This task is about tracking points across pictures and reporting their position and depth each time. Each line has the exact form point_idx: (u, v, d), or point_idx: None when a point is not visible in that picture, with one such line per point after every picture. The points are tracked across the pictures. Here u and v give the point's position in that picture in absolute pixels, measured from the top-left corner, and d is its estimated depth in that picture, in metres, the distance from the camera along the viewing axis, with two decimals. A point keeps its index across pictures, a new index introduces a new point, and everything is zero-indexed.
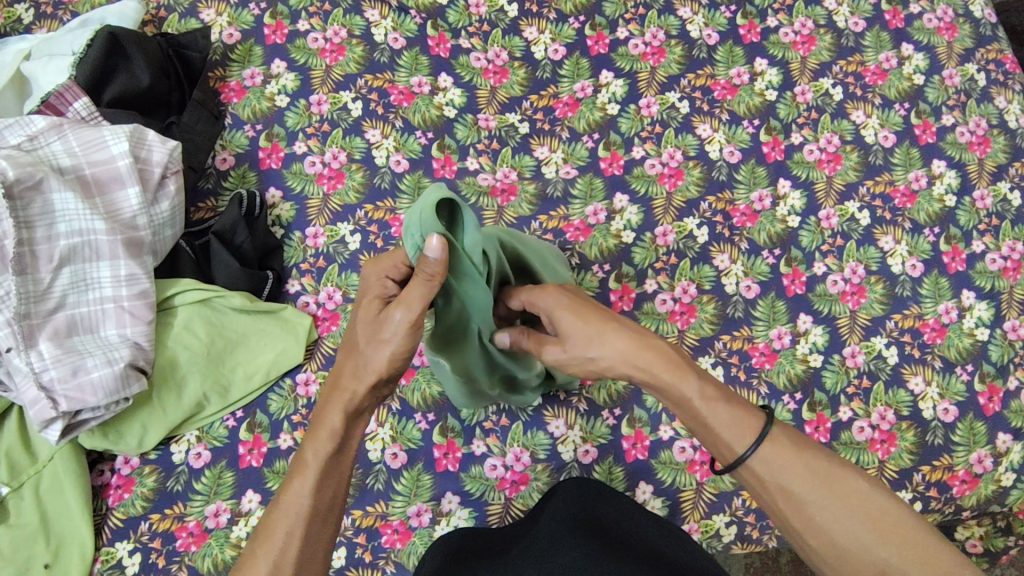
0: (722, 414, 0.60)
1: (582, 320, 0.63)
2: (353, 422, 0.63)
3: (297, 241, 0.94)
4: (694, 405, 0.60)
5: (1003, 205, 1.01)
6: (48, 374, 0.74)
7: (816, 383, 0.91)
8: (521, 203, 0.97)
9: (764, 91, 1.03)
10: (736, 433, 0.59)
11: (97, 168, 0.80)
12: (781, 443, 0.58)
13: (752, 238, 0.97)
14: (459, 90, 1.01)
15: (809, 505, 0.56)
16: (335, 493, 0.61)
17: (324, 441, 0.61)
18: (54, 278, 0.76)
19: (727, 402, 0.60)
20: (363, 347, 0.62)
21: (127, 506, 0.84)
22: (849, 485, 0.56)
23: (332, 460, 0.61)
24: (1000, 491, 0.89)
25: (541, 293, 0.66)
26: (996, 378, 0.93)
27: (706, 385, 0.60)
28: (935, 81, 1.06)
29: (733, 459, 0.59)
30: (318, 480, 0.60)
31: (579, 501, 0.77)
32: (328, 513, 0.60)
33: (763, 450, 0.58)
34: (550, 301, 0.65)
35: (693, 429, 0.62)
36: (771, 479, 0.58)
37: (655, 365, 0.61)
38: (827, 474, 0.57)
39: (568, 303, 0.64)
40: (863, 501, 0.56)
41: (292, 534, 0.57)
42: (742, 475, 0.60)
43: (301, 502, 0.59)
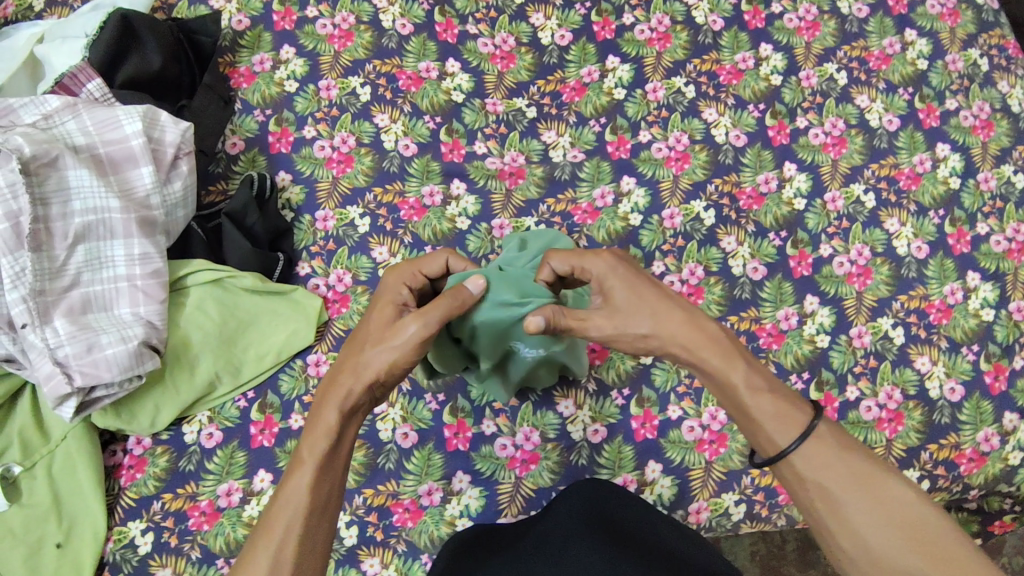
0: (767, 407, 0.61)
1: (636, 295, 0.66)
2: (349, 420, 0.63)
3: (307, 224, 0.95)
4: (740, 393, 0.62)
5: (1007, 187, 1.01)
6: (63, 350, 0.74)
7: (824, 362, 0.92)
8: (529, 185, 0.98)
9: (769, 76, 1.04)
10: (780, 427, 0.60)
11: (112, 148, 0.80)
12: (824, 439, 0.60)
13: (758, 221, 0.97)
14: (467, 75, 1.02)
15: (845, 506, 0.57)
16: (333, 490, 0.61)
17: (320, 438, 0.62)
18: (69, 255, 0.77)
19: (773, 395, 0.62)
20: (369, 347, 0.64)
21: (139, 486, 0.84)
22: (888, 491, 0.57)
23: (329, 458, 0.62)
24: (1008, 470, 0.90)
25: (592, 257, 0.67)
26: (1002, 357, 0.94)
27: (753, 374, 0.63)
28: (939, 66, 1.07)
29: (775, 453, 0.60)
30: (315, 478, 0.60)
31: (587, 499, 0.77)
32: (327, 507, 0.61)
33: (805, 447, 0.59)
34: (601, 265, 0.67)
35: (735, 418, 0.64)
36: (809, 475, 0.59)
37: (704, 351, 0.64)
38: (867, 479, 0.58)
39: (620, 268, 0.67)
40: (901, 508, 0.57)
41: (290, 531, 0.58)
42: (779, 470, 0.61)
43: (298, 496, 0.59)
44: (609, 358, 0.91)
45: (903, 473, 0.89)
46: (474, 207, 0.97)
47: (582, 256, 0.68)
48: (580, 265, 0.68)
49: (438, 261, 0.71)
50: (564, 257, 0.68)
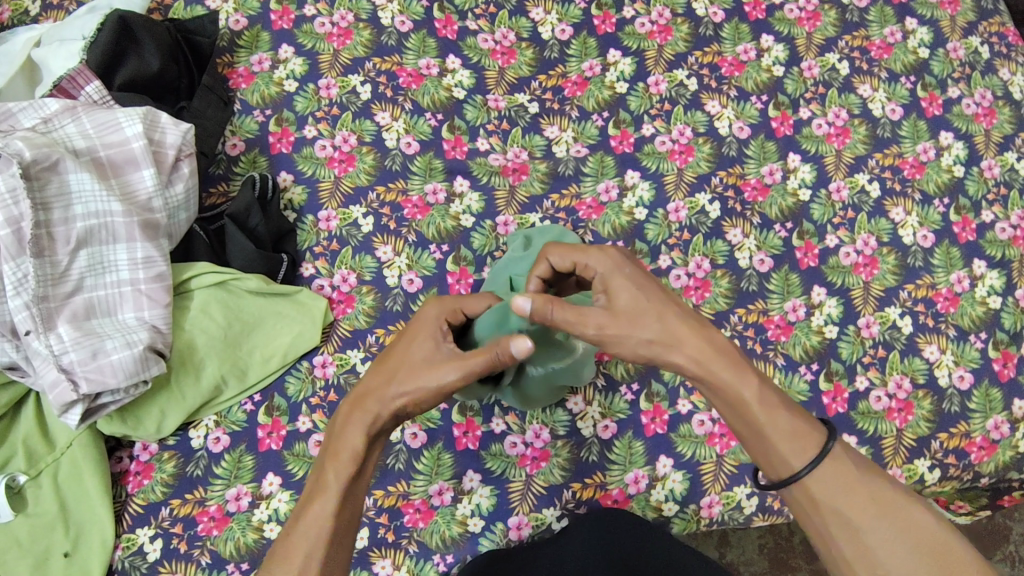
0: (783, 424, 0.61)
1: (639, 297, 0.65)
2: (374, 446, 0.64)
3: (310, 224, 0.94)
4: (754, 410, 0.62)
5: (1011, 174, 1.01)
6: (68, 357, 0.73)
7: (832, 353, 0.92)
8: (533, 182, 0.97)
9: (771, 67, 1.04)
10: (796, 447, 0.60)
11: (112, 151, 0.79)
12: (842, 462, 0.60)
13: (763, 212, 0.97)
14: (468, 71, 1.01)
15: (865, 535, 0.57)
16: (353, 516, 0.62)
17: (347, 463, 0.61)
18: (71, 260, 0.76)
19: (788, 412, 0.62)
20: (400, 379, 0.64)
21: (147, 492, 0.84)
22: (907, 516, 0.57)
23: (353, 483, 0.62)
24: (1018, 457, 0.90)
25: (595, 254, 0.68)
26: (1010, 344, 0.94)
27: (765, 389, 0.62)
28: (940, 55, 1.06)
29: (789, 474, 0.60)
30: (339, 505, 0.60)
31: (610, 533, 0.79)
32: (347, 533, 0.61)
33: (823, 471, 0.59)
34: (607, 263, 0.67)
35: (745, 437, 0.63)
36: (826, 502, 0.59)
37: (715, 365, 0.63)
38: (885, 506, 0.58)
39: (624, 266, 0.67)
40: (920, 533, 0.57)
41: (310, 559, 0.58)
42: (793, 495, 0.61)
43: (322, 524, 0.59)
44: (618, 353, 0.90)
45: (914, 463, 0.88)
46: (478, 204, 0.96)
47: (585, 250, 0.69)
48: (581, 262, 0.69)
49: (481, 303, 0.72)
50: (564, 251, 0.70)
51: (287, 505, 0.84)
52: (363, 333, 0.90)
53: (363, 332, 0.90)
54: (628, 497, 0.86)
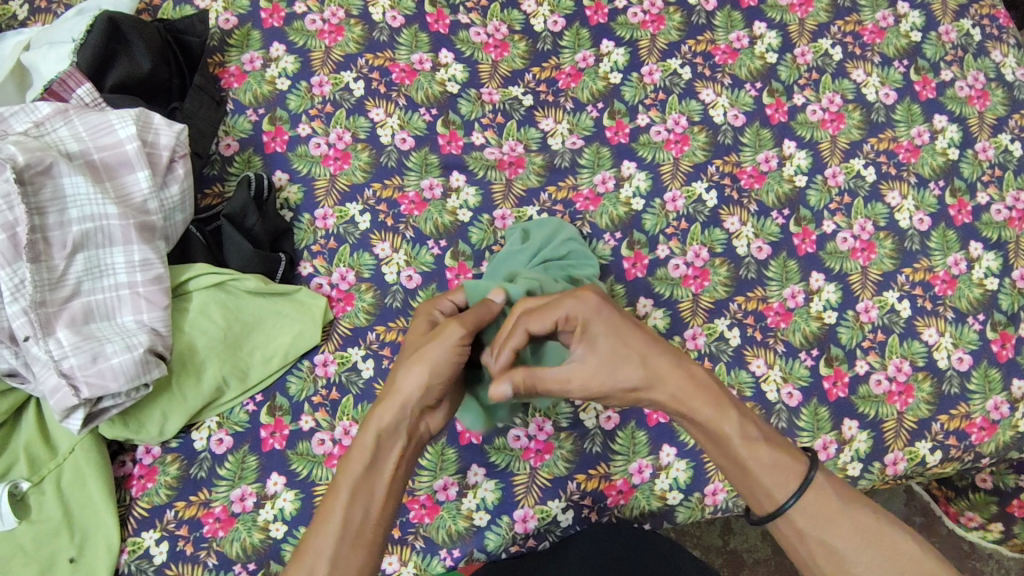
0: (766, 459, 0.63)
1: (619, 340, 0.65)
2: (390, 440, 0.64)
3: (307, 223, 0.94)
4: (735, 445, 0.64)
5: (1005, 155, 1.02)
6: (68, 362, 0.73)
7: (832, 339, 0.92)
8: (529, 174, 0.97)
9: (764, 54, 1.04)
10: (778, 481, 0.63)
11: (105, 153, 0.78)
12: (824, 491, 0.63)
13: (760, 200, 0.97)
14: (461, 66, 1.01)
15: (851, 562, 0.60)
16: (366, 516, 0.63)
17: (356, 462, 0.63)
18: (68, 264, 0.75)
19: (768, 446, 0.64)
20: (404, 363, 0.65)
21: (151, 495, 0.83)
22: (889, 540, 0.60)
23: (364, 480, 0.63)
24: (1018, 436, 0.91)
25: (571, 299, 0.65)
26: (1008, 325, 0.94)
27: (746, 425, 0.65)
28: (932, 38, 1.06)
29: (773, 507, 0.63)
30: (349, 501, 0.62)
31: (607, 540, 0.82)
32: (360, 531, 0.62)
33: (806, 501, 0.62)
34: (586, 307, 0.65)
35: (727, 469, 0.66)
36: (811, 532, 0.61)
37: (697, 404, 0.65)
38: (869, 531, 0.61)
39: (603, 310, 0.65)
40: (902, 556, 0.60)
41: (320, 559, 0.60)
42: (775, 524, 0.64)
43: (330, 523, 0.62)
44: None
45: (915, 445, 0.89)
46: (474, 198, 0.96)
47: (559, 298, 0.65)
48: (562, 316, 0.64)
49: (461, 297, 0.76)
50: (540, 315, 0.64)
51: (292, 505, 0.84)
52: (364, 331, 0.90)
53: (363, 329, 0.90)
54: (632, 487, 0.87)
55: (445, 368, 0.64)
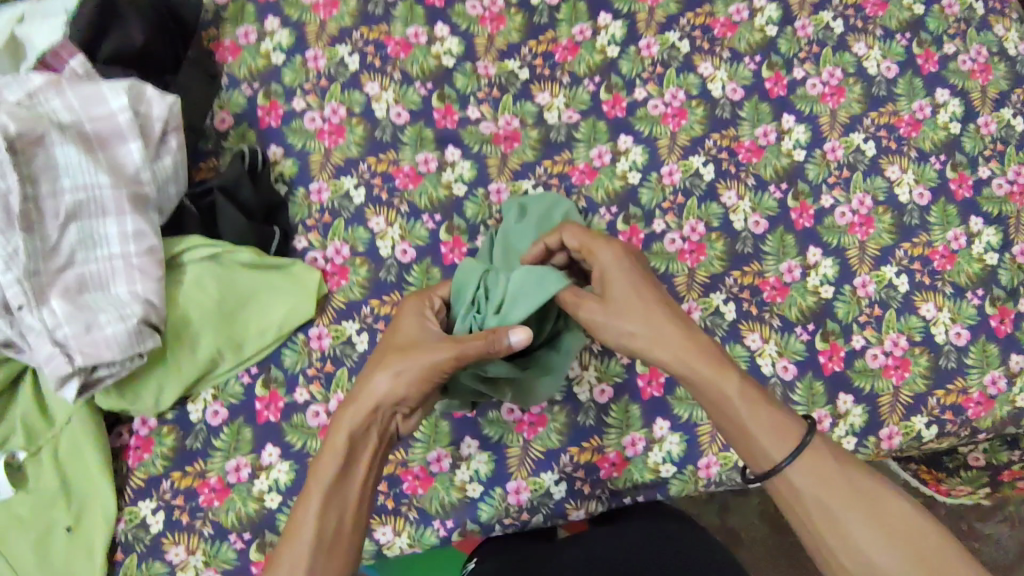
0: (765, 420, 0.63)
1: (631, 289, 0.69)
2: (360, 443, 0.66)
3: (301, 197, 0.94)
4: (735, 405, 0.63)
5: (1007, 130, 1.01)
6: (62, 331, 0.73)
7: (829, 313, 0.91)
8: (525, 149, 0.97)
9: (764, 27, 1.02)
10: (776, 441, 0.62)
11: (98, 124, 0.78)
12: (822, 454, 0.62)
13: (758, 173, 0.96)
14: (457, 39, 1.00)
15: (848, 525, 0.59)
16: (340, 520, 0.64)
17: (328, 466, 0.65)
18: (61, 234, 0.75)
19: (768, 407, 0.64)
20: (375, 368, 0.67)
21: (147, 466, 0.84)
22: (886, 504, 0.60)
23: (336, 484, 0.65)
24: (1016, 412, 0.90)
25: (600, 246, 0.72)
26: (1007, 300, 0.93)
27: (747, 386, 0.64)
28: (935, 11, 1.05)
29: (770, 467, 0.62)
30: (322, 508, 0.63)
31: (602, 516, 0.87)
32: (337, 535, 0.64)
33: (803, 462, 0.61)
34: (609, 256, 0.71)
35: (728, 432, 0.65)
36: (809, 493, 0.61)
37: (697, 365, 0.65)
38: (866, 493, 0.60)
39: (623, 262, 0.71)
40: (901, 522, 0.59)
41: (296, 564, 0.61)
42: (774, 486, 0.63)
43: (305, 528, 0.63)
44: None
45: (911, 419, 0.89)
46: (470, 172, 0.96)
47: (595, 238, 0.73)
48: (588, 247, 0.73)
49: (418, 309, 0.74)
50: (577, 232, 0.74)
51: (286, 475, 0.85)
52: (358, 305, 0.90)
53: (358, 303, 0.90)
54: (625, 460, 0.87)
55: (411, 378, 0.67)
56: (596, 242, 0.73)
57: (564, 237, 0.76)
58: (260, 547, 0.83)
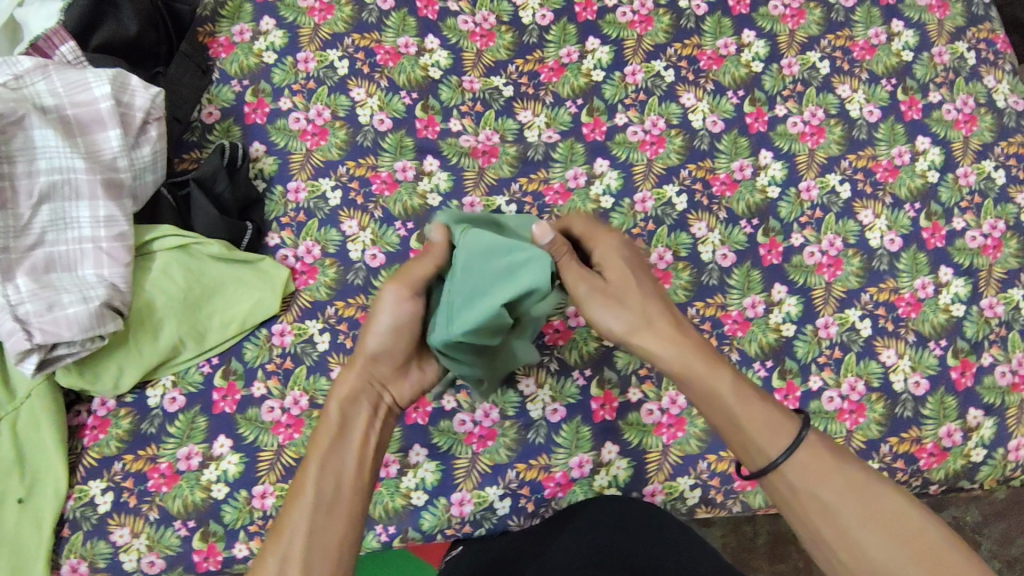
0: (759, 414, 0.63)
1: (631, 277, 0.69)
2: (352, 407, 0.66)
3: (279, 195, 0.96)
4: (728, 401, 0.63)
5: (987, 183, 1.00)
6: (24, 308, 0.75)
7: (788, 351, 0.91)
8: (502, 165, 0.98)
9: (750, 63, 1.03)
10: (771, 437, 0.62)
11: (80, 110, 0.81)
12: (816, 447, 0.62)
13: (730, 207, 0.97)
14: (445, 52, 1.02)
15: (841, 517, 0.58)
16: (339, 482, 0.62)
17: (324, 432, 0.64)
18: (34, 214, 0.78)
19: (762, 400, 0.64)
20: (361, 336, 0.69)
21: (102, 446, 0.86)
22: (881, 498, 0.59)
23: (334, 448, 0.63)
24: (969, 466, 0.90)
25: (607, 235, 0.73)
26: (970, 353, 0.93)
27: (739, 381, 0.65)
28: (924, 58, 1.05)
29: (767, 463, 0.61)
30: (319, 470, 0.62)
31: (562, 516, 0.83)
32: (337, 497, 0.61)
33: (796, 458, 0.61)
34: (615, 243, 0.72)
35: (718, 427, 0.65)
36: (804, 487, 0.60)
37: (693, 359, 0.65)
38: (860, 485, 0.60)
39: (627, 252, 0.72)
40: (897, 516, 0.58)
41: (296, 531, 0.58)
42: (770, 483, 0.62)
43: (304, 493, 0.60)
44: (573, 339, 0.91)
45: None
46: (446, 184, 0.97)
47: (601, 229, 0.74)
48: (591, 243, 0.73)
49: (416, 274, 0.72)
50: (586, 222, 0.75)
51: (235, 467, 0.86)
52: (323, 305, 0.92)
53: (323, 303, 0.92)
54: (571, 481, 0.87)
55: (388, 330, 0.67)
56: (598, 237, 0.73)
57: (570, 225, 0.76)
58: (204, 536, 0.84)
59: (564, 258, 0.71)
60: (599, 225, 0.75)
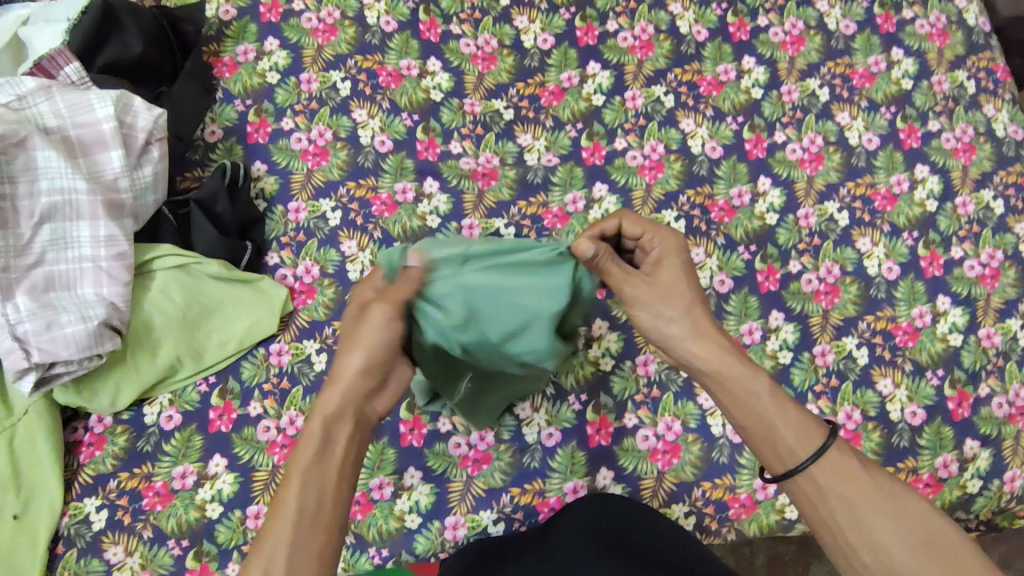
0: (792, 417, 0.63)
1: (683, 284, 0.69)
2: (337, 424, 0.62)
3: (279, 214, 0.96)
4: (766, 402, 0.64)
5: (985, 212, 1.01)
6: (23, 327, 0.76)
7: (784, 379, 0.91)
8: (501, 187, 0.98)
9: (750, 89, 1.04)
10: (803, 441, 0.62)
11: (82, 131, 0.82)
12: (845, 453, 0.62)
13: (729, 233, 0.97)
14: (447, 75, 1.03)
15: (870, 520, 0.58)
16: (323, 499, 0.59)
17: (305, 448, 0.60)
18: (34, 234, 0.79)
19: (794, 406, 0.64)
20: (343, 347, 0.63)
21: (97, 463, 0.86)
22: (909, 505, 0.59)
23: (317, 465, 0.60)
24: (965, 497, 0.89)
25: (664, 237, 0.72)
26: (967, 383, 0.93)
27: (775, 386, 0.65)
28: (923, 87, 1.06)
29: (793, 466, 0.62)
30: (301, 488, 0.59)
31: (558, 517, 0.83)
32: (320, 514, 0.59)
33: (827, 464, 0.61)
34: (669, 247, 0.71)
35: (748, 430, 0.65)
36: (830, 489, 0.60)
37: (730, 359, 0.66)
38: (888, 493, 0.60)
39: (682, 256, 0.71)
40: (921, 521, 0.59)
41: (278, 549, 0.57)
42: (796, 485, 0.62)
43: (288, 510, 0.58)
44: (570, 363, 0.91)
45: None
46: (445, 206, 0.97)
47: (657, 230, 0.72)
48: (650, 236, 0.72)
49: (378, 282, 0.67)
50: (642, 221, 0.72)
51: (230, 487, 0.86)
52: (321, 325, 0.92)
53: (321, 323, 0.92)
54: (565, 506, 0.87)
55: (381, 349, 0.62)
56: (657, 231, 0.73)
57: (622, 221, 0.72)
58: (197, 555, 0.84)
59: (607, 261, 0.68)
60: (653, 224, 0.73)
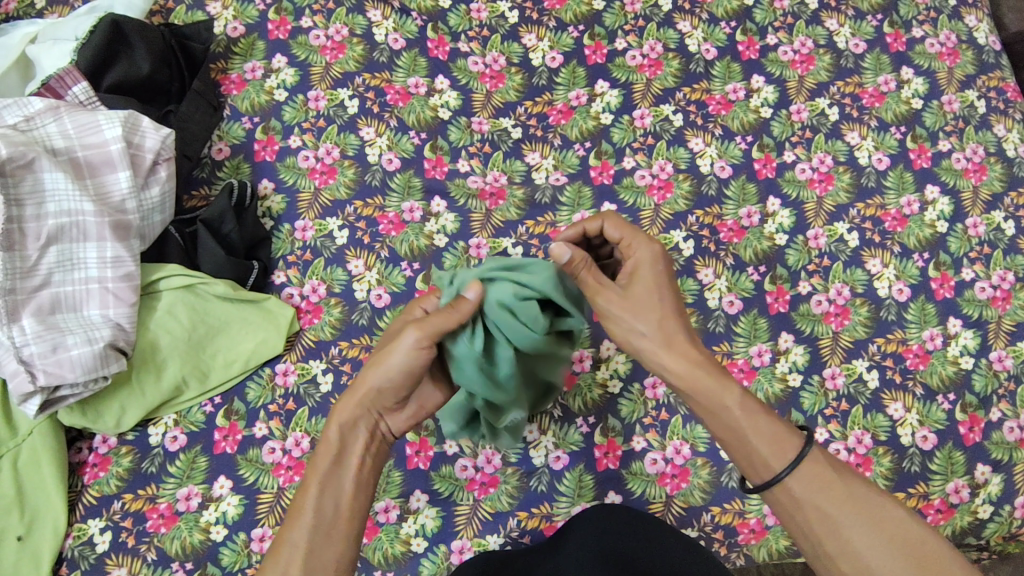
0: (764, 429, 0.62)
1: (658, 295, 0.66)
2: (353, 430, 0.64)
3: (286, 233, 0.96)
4: (734, 414, 0.62)
5: (997, 233, 1.00)
6: (28, 349, 0.76)
7: (794, 403, 0.91)
8: (509, 207, 0.98)
9: (759, 108, 1.03)
10: (776, 452, 0.61)
11: (90, 152, 0.82)
12: (819, 462, 0.61)
13: (737, 254, 0.96)
14: (455, 93, 1.02)
15: (845, 528, 0.58)
16: (339, 504, 0.62)
17: (324, 454, 0.63)
18: (41, 255, 0.78)
19: (768, 417, 0.63)
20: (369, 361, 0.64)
21: (101, 485, 0.85)
22: (886, 511, 0.59)
23: (332, 470, 0.63)
24: (976, 523, 0.88)
25: (641, 242, 0.69)
26: (978, 408, 0.92)
27: (747, 398, 0.63)
28: (934, 107, 1.05)
29: (769, 477, 0.61)
30: (318, 494, 0.62)
31: (564, 534, 0.81)
32: (336, 519, 0.62)
33: (802, 473, 0.60)
34: (647, 253, 0.68)
35: (723, 440, 0.64)
36: (806, 497, 0.60)
37: (702, 375, 0.64)
38: (862, 498, 0.59)
39: (659, 263, 0.68)
40: (899, 528, 0.58)
41: (294, 553, 0.59)
42: (773, 495, 0.62)
43: (304, 515, 0.61)
44: (578, 386, 0.91)
45: None
46: (452, 224, 0.97)
47: (635, 235, 0.69)
48: (629, 243, 0.69)
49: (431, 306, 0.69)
50: (622, 225, 0.70)
51: (235, 509, 0.85)
52: (327, 345, 0.91)
53: (327, 343, 0.91)
54: None
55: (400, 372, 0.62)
56: (636, 238, 0.70)
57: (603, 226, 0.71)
58: None
59: (582, 271, 0.67)
60: (635, 228, 0.70)
